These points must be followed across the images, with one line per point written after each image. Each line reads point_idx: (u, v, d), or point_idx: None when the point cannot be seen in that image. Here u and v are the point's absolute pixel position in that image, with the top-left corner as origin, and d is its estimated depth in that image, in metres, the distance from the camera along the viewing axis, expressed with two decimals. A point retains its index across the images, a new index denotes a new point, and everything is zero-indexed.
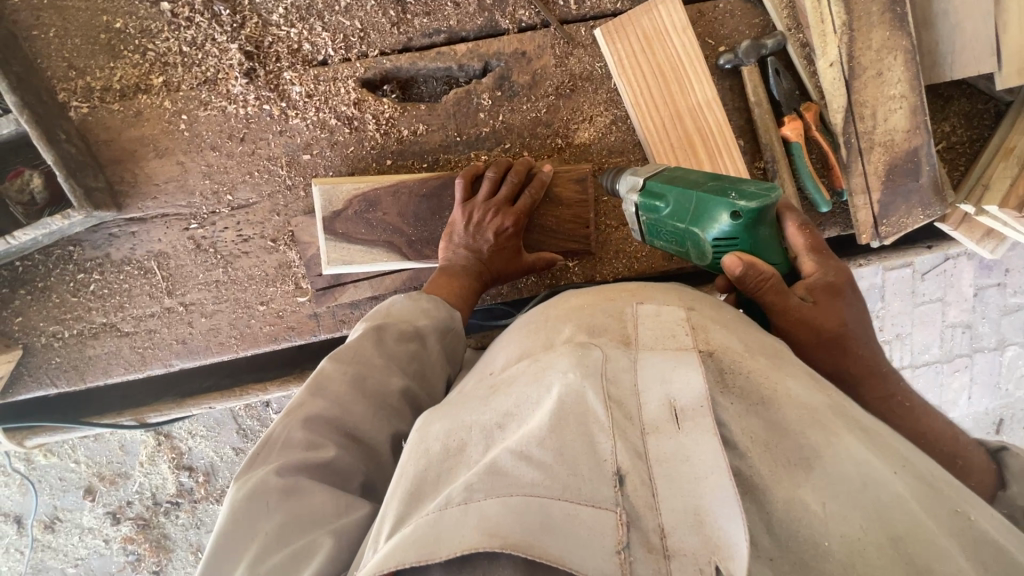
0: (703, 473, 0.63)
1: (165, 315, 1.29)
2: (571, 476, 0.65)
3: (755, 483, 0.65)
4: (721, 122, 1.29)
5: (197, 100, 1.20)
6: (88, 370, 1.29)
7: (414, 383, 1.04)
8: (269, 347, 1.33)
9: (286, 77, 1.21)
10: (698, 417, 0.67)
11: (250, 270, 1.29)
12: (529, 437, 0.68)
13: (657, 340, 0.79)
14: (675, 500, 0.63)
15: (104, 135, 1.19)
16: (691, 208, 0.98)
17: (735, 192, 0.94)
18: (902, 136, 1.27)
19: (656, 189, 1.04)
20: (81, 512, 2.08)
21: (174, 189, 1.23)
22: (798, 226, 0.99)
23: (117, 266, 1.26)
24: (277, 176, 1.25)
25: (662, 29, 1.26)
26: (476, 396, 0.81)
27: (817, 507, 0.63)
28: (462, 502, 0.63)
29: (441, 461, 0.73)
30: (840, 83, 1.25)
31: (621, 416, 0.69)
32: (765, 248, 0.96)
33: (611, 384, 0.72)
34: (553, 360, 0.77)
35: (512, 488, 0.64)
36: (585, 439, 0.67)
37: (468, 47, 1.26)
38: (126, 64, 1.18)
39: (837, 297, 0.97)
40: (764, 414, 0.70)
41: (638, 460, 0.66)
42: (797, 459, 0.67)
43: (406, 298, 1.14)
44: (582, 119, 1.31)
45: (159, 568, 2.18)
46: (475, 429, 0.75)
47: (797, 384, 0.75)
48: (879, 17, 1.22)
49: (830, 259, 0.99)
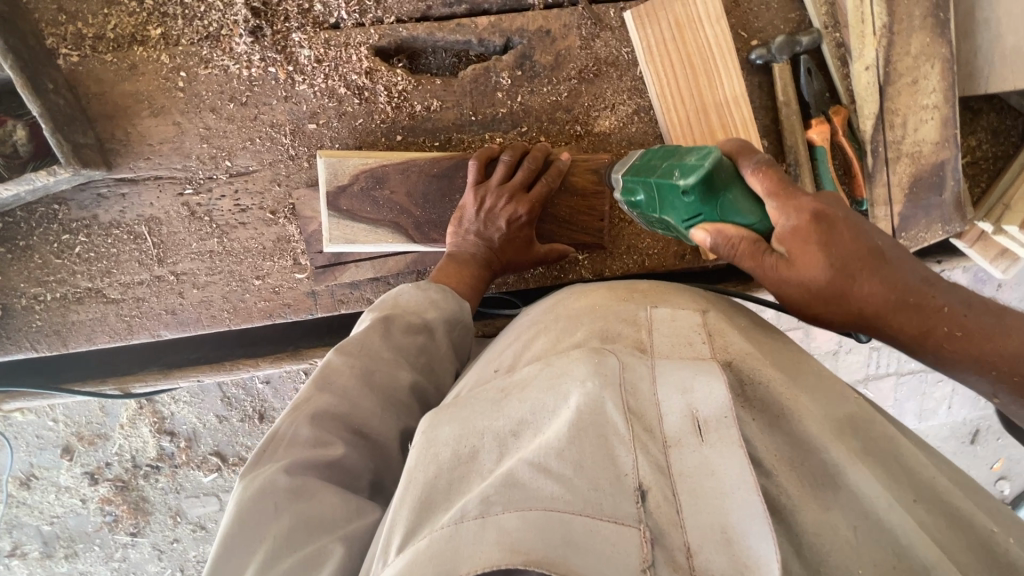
0: (728, 490, 0.62)
1: (155, 284, 1.23)
2: (592, 490, 0.63)
3: (781, 501, 0.66)
4: (746, 120, 1.24)
5: (197, 57, 1.12)
6: (70, 336, 1.23)
7: (421, 376, 1.01)
8: (263, 323, 1.28)
9: (294, 39, 1.13)
10: (721, 429, 0.66)
11: (247, 242, 1.23)
12: (547, 447, 0.66)
13: (673, 348, 0.79)
14: (700, 516, 0.62)
15: (95, 87, 1.11)
16: (652, 196, 0.91)
17: (677, 169, 0.85)
18: (930, 148, 1.24)
19: (624, 184, 0.98)
20: (59, 471, 2.04)
21: (169, 151, 1.16)
22: (754, 171, 0.84)
23: (104, 229, 1.19)
24: (280, 145, 1.18)
25: (694, 16, 1.20)
26: (484, 397, 0.78)
27: (843, 532, 0.64)
28: (478, 515, 0.61)
29: (455, 468, 0.70)
30: (874, 88, 1.20)
31: (642, 429, 0.68)
32: (736, 210, 0.84)
33: (630, 395, 0.71)
34: (569, 365, 0.74)
35: (530, 502, 0.62)
36: (602, 450, 0.66)
37: (490, 20, 1.18)
38: (122, 12, 1.10)
39: (817, 243, 0.81)
40: (783, 428, 0.72)
41: (661, 475, 0.65)
42: (821, 480, 0.68)
43: (413, 288, 1.09)
44: (604, 107, 1.25)
45: (136, 530, 2.15)
46: (488, 435, 0.72)
47: (816, 396, 0.75)
48: (921, 22, 1.18)
49: (794, 198, 0.83)
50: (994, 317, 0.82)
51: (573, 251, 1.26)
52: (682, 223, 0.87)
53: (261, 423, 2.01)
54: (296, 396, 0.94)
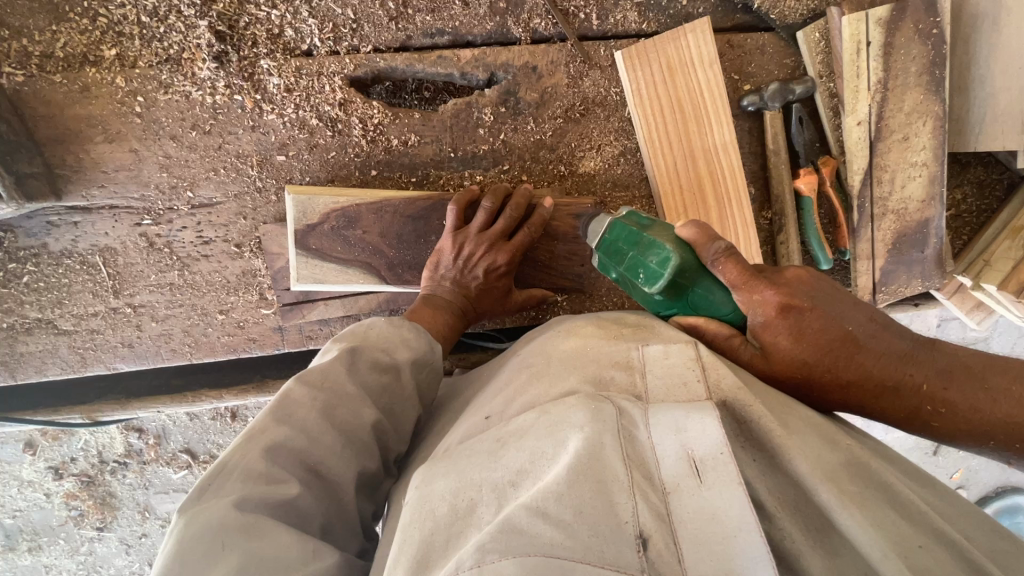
0: (732, 531, 0.61)
1: (110, 316, 1.17)
2: (592, 537, 0.60)
3: (787, 547, 0.66)
4: (735, 167, 1.21)
5: (156, 81, 1.05)
6: (19, 367, 1.17)
7: (385, 418, 0.97)
8: (227, 357, 1.23)
9: (263, 66, 1.06)
10: (719, 467, 0.65)
11: (210, 275, 1.17)
12: (546, 492, 0.64)
13: (668, 390, 0.77)
14: (704, 565, 0.60)
15: (43, 110, 1.03)
16: (625, 282, 0.95)
17: (642, 271, 0.88)
18: (916, 206, 1.22)
19: (599, 259, 0.99)
20: (21, 465, 1.98)
21: (125, 179, 1.09)
22: (716, 265, 0.84)
23: (54, 258, 1.12)
24: (246, 176, 1.12)
25: (688, 59, 1.15)
26: (480, 449, 0.77)
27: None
28: (473, 565, 0.59)
29: (454, 522, 0.69)
30: (864, 144, 1.18)
31: (642, 476, 0.66)
32: (706, 304, 0.89)
33: (629, 443, 0.69)
34: (566, 413, 0.74)
35: (528, 548, 0.60)
36: (597, 493, 0.63)
37: (474, 53, 1.12)
38: (72, 29, 1.01)
39: (789, 340, 0.82)
40: (781, 468, 0.71)
41: (662, 523, 0.63)
42: (823, 525, 0.67)
43: (387, 321, 1.06)
44: (590, 148, 1.21)
45: (102, 525, 2.11)
46: (485, 487, 0.71)
47: (812, 439, 0.73)
48: (916, 78, 1.14)
49: (759, 291, 0.83)
50: (976, 385, 0.81)
51: (552, 295, 1.23)
52: (659, 312, 0.94)
53: (234, 421, 1.96)
54: (247, 427, 0.88)
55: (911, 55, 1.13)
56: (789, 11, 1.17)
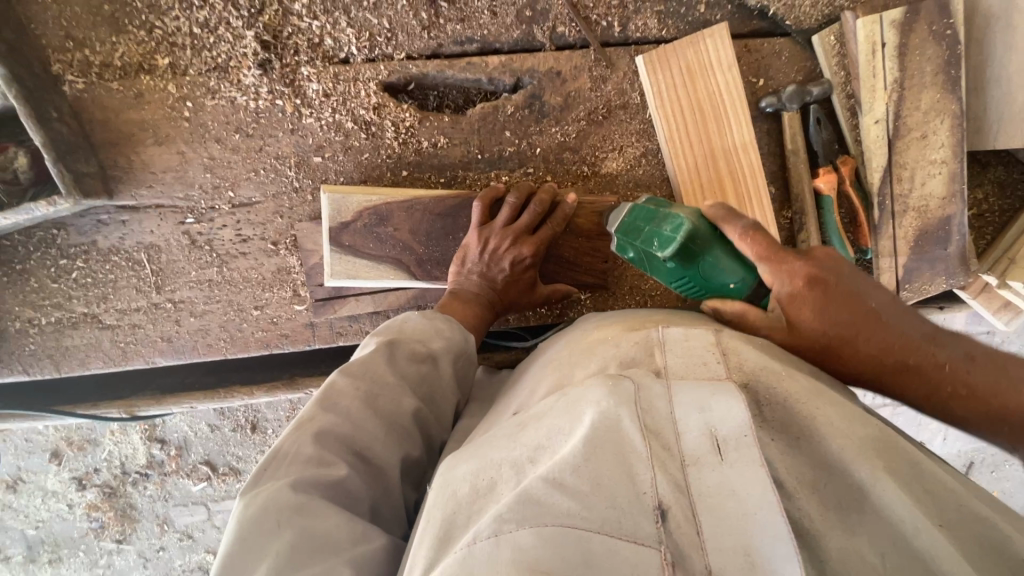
0: (751, 507, 0.61)
1: (151, 311, 1.22)
2: (610, 509, 0.62)
3: (805, 525, 0.64)
4: (755, 166, 1.24)
5: (204, 88, 1.11)
6: (64, 360, 1.22)
7: (425, 407, 0.99)
8: (259, 353, 1.27)
9: (303, 73, 1.13)
10: (743, 447, 0.65)
11: (246, 272, 1.22)
12: (561, 464, 0.65)
13: (689, 369, 0.76)
14: (723, 538, 0.61)
15: (100, 115, 1.10)
16: (642, 260, 0.97)
17: (659, 240, 0.90)
18: (937, 203, 1.23)
19: (616, 240, 1.01)
20: (46, 475, 2.04)
21: (171, 180, 1.15)
22: (743, 235, 0.87)
23: (103, 255, 1.17)
24: (284, 177, 1.17)
25: (707, 62, 1.19)
26: (504, 433, 0.79)
27: (873, 559, 0.61)
28: (490, 536, 0.61)
29: (472, 498, 0.71)
30: (883, 142, 1.20)
31: (659, 447, 0.67)
32: (727, 275, 0.89)
33: (647, 414, 0.70)
34: (585, 391, 0.75)
35: (546, 517, 0.61)
36: (613, 465, 0.65)
37: (501, 60, 1.18)
38: (130, 40, 1.08)
39: (810, 307, 0.84)
40: (803, 449, 0.69)
41: (681, 494, 0.64)
42: (848, 503, 0.66)
43: (421, 315, 1.08)
44: (612, 149, 1.25)
45: (122, 537, 2.14)
46: (505, 465, 0.72)
47: (840, 414, 0.71)
48: (933, 78, 1.16)
49: (788, 261, 0.85)
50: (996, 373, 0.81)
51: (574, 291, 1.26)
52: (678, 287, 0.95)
53: (254, 434, 1.98)
54: (298, 415, 0.91)
55: (926, 55, 1.15)
56: (805, 16, 1.20)
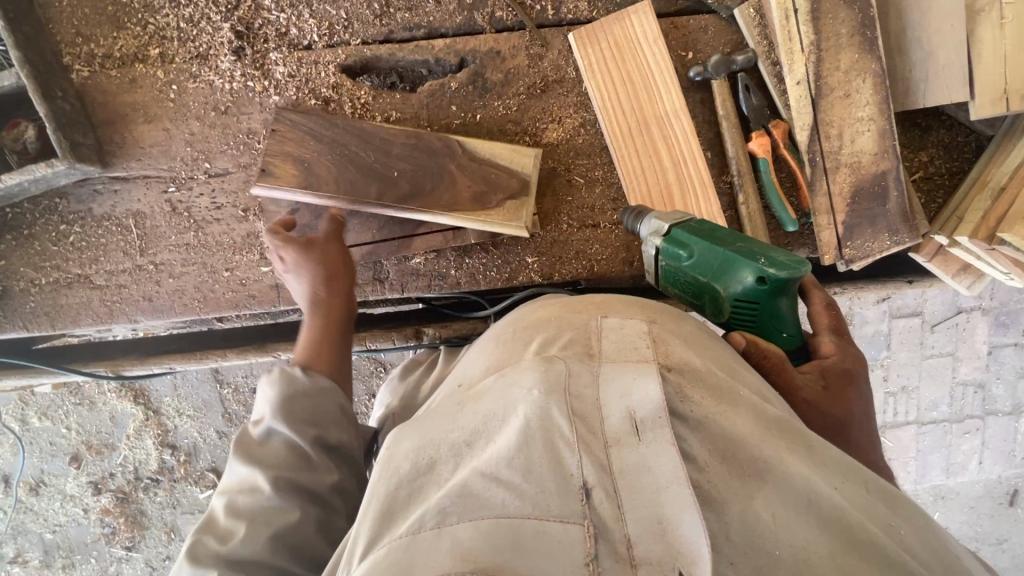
0: (664, 483, 0.65)
1: (136, 272, 1.35)
2: (539, 492, 0.65)
3: (712, 494, 0.68)
4: (687, 131, 1.31)
5: (188, 73, 1.29)
6: (59, 317, 1.36)
7: None
8: (230, 313, 1.38)
9: (271, 57, 1.29)
10: (657, 428, 0.68)
11: (220, 237, 1.35)
12: (499, 458, 0.68)
13: (619, 353, 0.79)
14: (640, 509, 0.65)
15: (100, 98, 1.29)
16: (716, 263, 1.02)
17: (765, 258, 0.98)
18: (869, 158, 1.27)
19: (676, 233, 1.07)
20: (66, 478, 2.19)
21: (157, 153, 1.31)
22: (824, 305, 1.11)
23: (97, 221, 1.33)
24: (254, 149, 1.32)
25: (632, 37, 1.30)
26: (444, 411, 0.81)
27: (768, 517, 0.66)
28: (435, 526, 0.63)
29: (415, 474, 0.72)
30: (806, 101, 1.25)
31: (585, 430, 0.70)
32: (781, 315, 1.03)
33: (575, 400, 0.72)
34: (520, 374, 0.76)
35: (483, 510, 0.64)
36: (543, 452, 0.67)
37: (446, 43, 1.32)
38: (128, 35, 1.28)
39: (852, 384, 1.02)
40: (719, 427, 0.72)
41: (603, 474, 0.67)
42: (751, 470, 0.69)
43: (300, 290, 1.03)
44: (551, 120, 1.35)
45: (131, 544, 2.25)
46: (444, 446, 0.74)
47: (749, 407, 0.76)
48: (848, 39, 1.23)
49: (848, 346, 1.08)
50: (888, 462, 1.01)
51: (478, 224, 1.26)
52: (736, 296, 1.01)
53: None
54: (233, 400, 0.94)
55: (839, 18, 1.22)
56: None
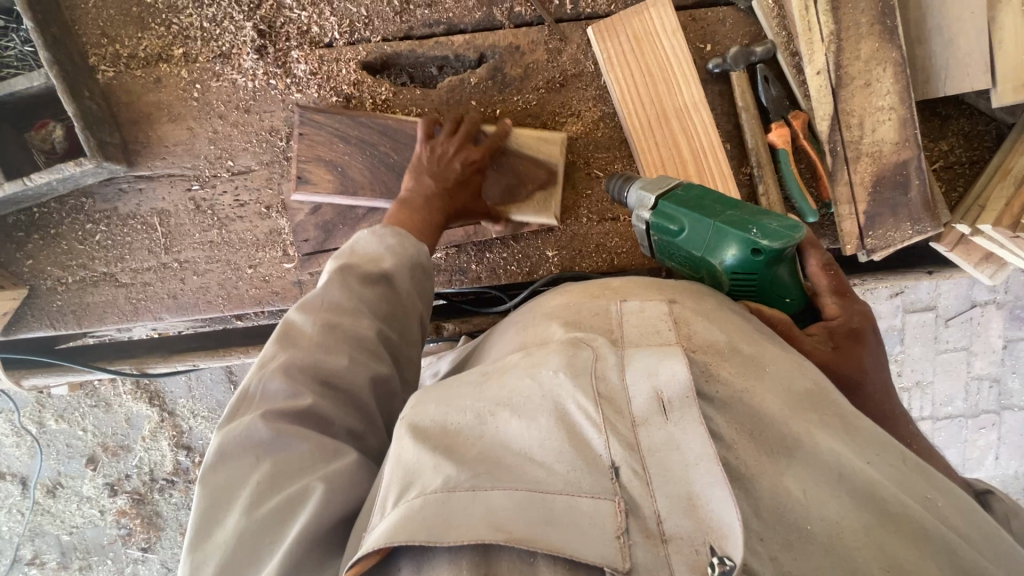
0: (693, 460, 0.64)
1: (160, 270, 1.37)
2: (571, 471, 0.66)
3: (741, 471, 0.67)
4: (707, 124, 1.31)
5: (211, 72, 1.30)
6: (85, 315, 1.37)
7: (391, 331, 1.00)
8: (253, 310, 1.39)
9: (293, 56, 1.30)
10: (685, 407, 0.67)
11: (242, 234, 1.36)
12: (530, 438, 0.69)
13: (642, 336, 0.80)
14: (669, 485, 0.64)
15: (125, 98, 1.30)
16: (708, 237, 1.01)
17: (757, 228, 0.97)
18: (890, 148, 1.27)
19: (666, 209, 1.07)
20: (82, 480, 2.21)
21: (181, 152, 1.33)
22: (821, 264, 1.06)
23: (122, 219, 1.35)
24: (277, 147, 1.33)
25: (652, 30, 1.30)
26: (467, 381, 0.79)
27: (799, 493, 0.66)
28: (469, 487, 0.65)
29: (440, 439, 0.71)
30: (827, 91, 1.25)
31: (612, 411, 0.69)
32: (779, 282, 1.02)
33: (600, 382, 0.71)
34: (546, 356, 0.76)
35: (516, 481, 0.66)
36: (572, 434, 0.68)
37: (465, 38, 1.32)
38: (152, 35, 1.29)
39: (860, 343, 1.02)
40: (745, 404, 0.72)
41: (630, 451, 0.66)
42: (780, 446, 0.69)
43: (370, 237, 1.08)
44: (570, 114, 1.35)
45: (147, 545, 2.27)
46: (469, 412, 0.73)
47: (775, 383, 0.76)
48: (869, 28, 1.23)
49: (853, 303, 1.06)
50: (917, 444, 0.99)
51: (512, 214, 1.31)
52: (732, 267, 1.00)
53: None
54: (261, 356, 0.91)
55: (860, 8, 1.23)
56: None
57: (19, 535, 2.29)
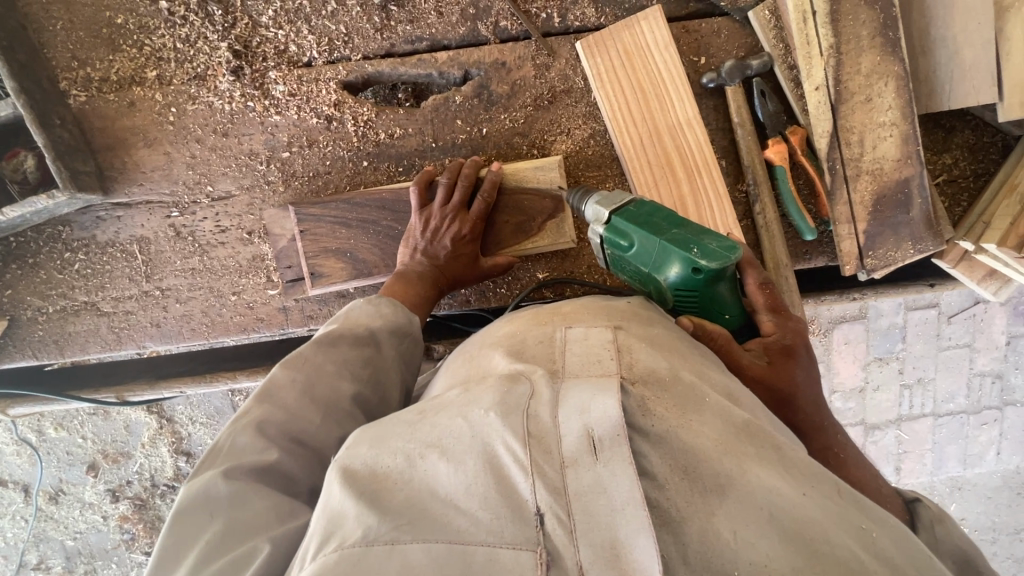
0: (619, 505, 0.59)
1: (142, 298, 1.34)
2: (495, 518, 0.61)
3: (671, 514, 0.61)
4: (701, 143, 1.26)
5: (186, 94, 1.26)
6: (68, 345, 1.35)
7: (366, 389, 0.98)
8: (239, 337, 1.36)
9: (271, 76, 1.26)
10: (615, 447, 0.62)
11: (225, 261, 1.33)
12: (455, 483, 0.64)
13: (583, 367, 0.75)
14: (592, 534, 0.59)
15: (98, 123, 1.26)
16: (654, 254, 0.97)
17: (697, 248, 0.93)
18: (891, 165, 1.22)
19: (617, 224, 1.03)
20: (84, 487, 2.20)
21: (159, 178, 1.29)
22: (759, 283, 1.04)
23: (101, 248, 1.31)
24: (256, 171, 1.29)
25: (643, 45, 1.25)
26: (401, 418, 0.74)
27: (727, 534, 0.59)
28: (388, 541, 0.60)
29: (367, 484, 0.66)
30: (825, 107, 1.20)
31: (540, 452, 0.64)
32: (721, 301, 0.99)
33: (531, 420, 0.66)
34: (481, 393, 0.72)
35: (437, 534, 0.61)
36: (496, 476, 0.64)
37: (449, 55, 1.27)
38: (124, 57, 1.25)
39: (792, 358, 1.03)
40: (679, 440, 0.65)
41: (555, 497, 0.61)
42: (710, 484, 0.62)
43: (365, 303, 1.11)
44: (560, 132, 1.31)
45: (151, 549, 2.27)
46: (398, 454, 0.69)
47: (715, 415, 0.69)
48: (869, 41, 1.18)
49: (787, 320, 1.05)
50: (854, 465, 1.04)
51: (526, 250, 1.28)
52: (676, 286, 0.97)
53: None
54: (238, 410, 0.93)
55: (860, 20, 1.17)
56: None
57: (24, 542, 2.30)
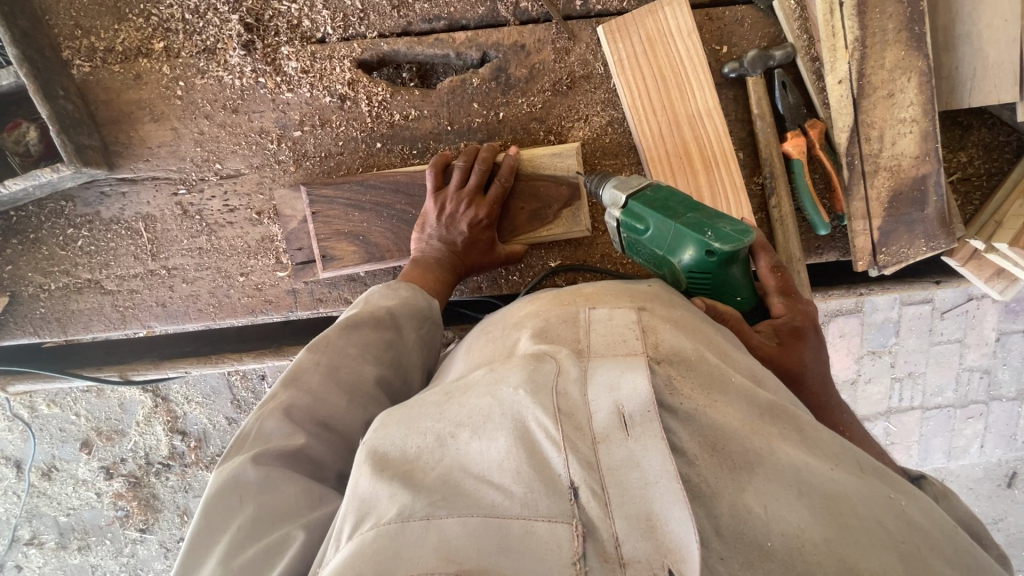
0: (653, 479, 0.59)
1: (147, 278, 1.31)
2: (528, 491, 0.61)
3: (704, 490, 0.62)
4: (720, 133, 1.25)
5: (194, 68, 1.22)
6: (70, 322, 1.32)
7: (390, 372, 0.98)
8: (245, 319, 1.34)
9: (283, 52, 1.22)
10: (646, 422, 0.62)
11: (233, 241, 1.30)
12: (487, 458, 0.64)
13: (608, 346, 0.75)
14: (628, 506, 0.59)
15: (103, 95, 1.22)
16: (668, 236, 0.97)
17: (712, 230, 0.93)
18: (910, 162, 1.21)
19: (631, 207, 1.03)
20: (77, 464, 2.18)
21: (166, 154, 1.26)
22: (770, 266, 1.04)
23: (105, 224, 1.28)
24: (266, 150, 1.26)
25: (665, 31, 1.23)
26: (429, 401, 0.75)
27: (759, 509, 0.60)
28: (423, 517, 0.60)
29: (399, 465, 0.67)
30: (847, 101, 1.20)
31: (571, 428, 0.64)
32: (733, 284, 0.98)
33: (561, 398, 0.66)
34: (508, 372, 0.72)
35: (471, 508, 0.61)
36: (529, 452, 0.64)
37: (467, 35, 1.24)
38: (130, 27, 1.20)
39: (802, 340, 1.02)
40: (708, 419, 0.65)
41: (590, 471, 0.61)
42: (740, 462, 0.63)
43: (383, 288, 1.10)
44: (578, 118, 1.28)
45: (145, 526, 2.26)
46: (429, 435, 0.69)
47: (740, 397, 0.71)
48: (895, 35, 1.16)
49: (798, 303, 1.04)
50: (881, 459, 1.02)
51: (541, 238, 1.27)
52: (689, 269, 0.97)
53: None
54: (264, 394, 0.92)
55: (886, 13, 1.16)
56: None
57: (15, 517, 2.28)
